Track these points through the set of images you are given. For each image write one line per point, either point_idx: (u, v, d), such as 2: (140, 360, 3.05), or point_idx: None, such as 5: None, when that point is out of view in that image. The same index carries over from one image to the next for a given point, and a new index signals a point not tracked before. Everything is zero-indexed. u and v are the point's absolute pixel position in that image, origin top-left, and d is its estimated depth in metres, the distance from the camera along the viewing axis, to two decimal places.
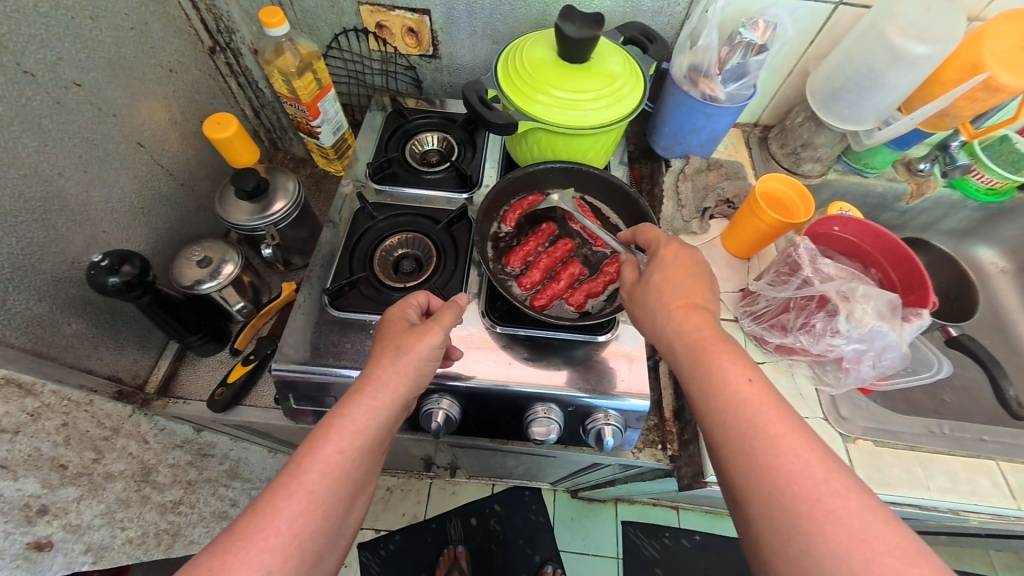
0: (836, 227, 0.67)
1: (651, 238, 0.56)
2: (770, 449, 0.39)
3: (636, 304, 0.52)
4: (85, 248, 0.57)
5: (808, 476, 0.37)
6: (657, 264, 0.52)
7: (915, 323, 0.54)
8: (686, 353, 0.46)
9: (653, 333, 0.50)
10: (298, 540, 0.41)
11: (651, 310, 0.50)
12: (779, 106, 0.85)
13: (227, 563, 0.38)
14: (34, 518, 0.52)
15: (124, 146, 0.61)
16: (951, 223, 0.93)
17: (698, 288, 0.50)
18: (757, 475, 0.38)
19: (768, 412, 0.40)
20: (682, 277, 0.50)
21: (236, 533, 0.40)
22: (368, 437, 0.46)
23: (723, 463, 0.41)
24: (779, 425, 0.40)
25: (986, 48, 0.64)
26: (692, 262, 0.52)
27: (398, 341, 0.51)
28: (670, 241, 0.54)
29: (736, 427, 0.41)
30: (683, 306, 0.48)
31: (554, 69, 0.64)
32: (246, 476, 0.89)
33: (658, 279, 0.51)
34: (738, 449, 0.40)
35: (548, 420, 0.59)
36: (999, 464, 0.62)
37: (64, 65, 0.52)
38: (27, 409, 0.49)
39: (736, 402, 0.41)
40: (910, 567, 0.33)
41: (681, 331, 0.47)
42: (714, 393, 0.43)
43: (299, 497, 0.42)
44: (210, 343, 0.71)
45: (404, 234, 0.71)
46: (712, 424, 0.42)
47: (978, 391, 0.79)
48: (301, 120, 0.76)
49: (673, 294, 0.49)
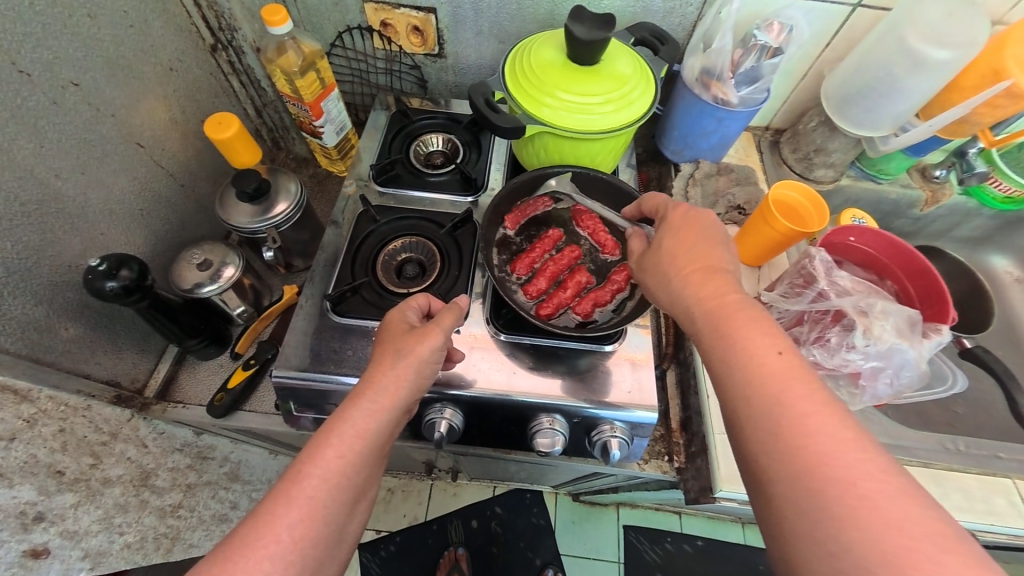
0: (852, 237, 0.65)
1: (658, 206, 0.56)
2: (796, 426, 0.36)
3: (652, 272, 0.51)
4: (82, 251, 0.56)
5: (837, 453, 0.35)
6: (673, 232, 0.51)
7: (934, 341, 0.54)
8: (706, 318, 0.45)
9: (668, 301, 0.48)
10: (299, 546, 0.39)
11: (667, 277, 0.49)
12: (791, 110, 0.83)
13: (227, 573, 0.37)
14: (31, 526, 0.51)
15: (123, 146, 0.60)
16: (965, 231, 0.91)
17: (716, 252, 0.48)
18: (781, 452, 0.36)
19: (797, 386, 0.38)
20: (699, 241, 0.49)
21: (236, 542, 0.39)
22: (369, 442, 0.45)
23: (744, 439, 0.39)
24: (806, 399, 0.37)
25: (1009, 53, 0.62)
26: (709, 226, 0.50)
27: (397, 345, 0.50)
28: (681, 205, 0.53)
29: (760, 401, 0.39)
30: (701, 271, 0.47)
31: (562, 71, 0.62)
32: (246, 478, 0.89)
33: (671, 245, 0.50)
34: (761, 426, 0.38)
35: (552, 431, 0.58)
36: (1015, 482, 0.60)
37: (61, 65, 0.51)
38: (23, 415, 0.48)
39: (760, 373, 0.40)
40: (948, 555, 0.30)
41: (699, 296, 0.46)
42: (735, 362, 0.41)
43: (299, 504, 0.41)
44: (210, 346, 0.70)
45: (408, 238, 0.69)
46: (734, 396, 0.40)
47: (992, 404, 0.77)
48: (304, 120, 0.75)
49: (690, 258, 0.48)
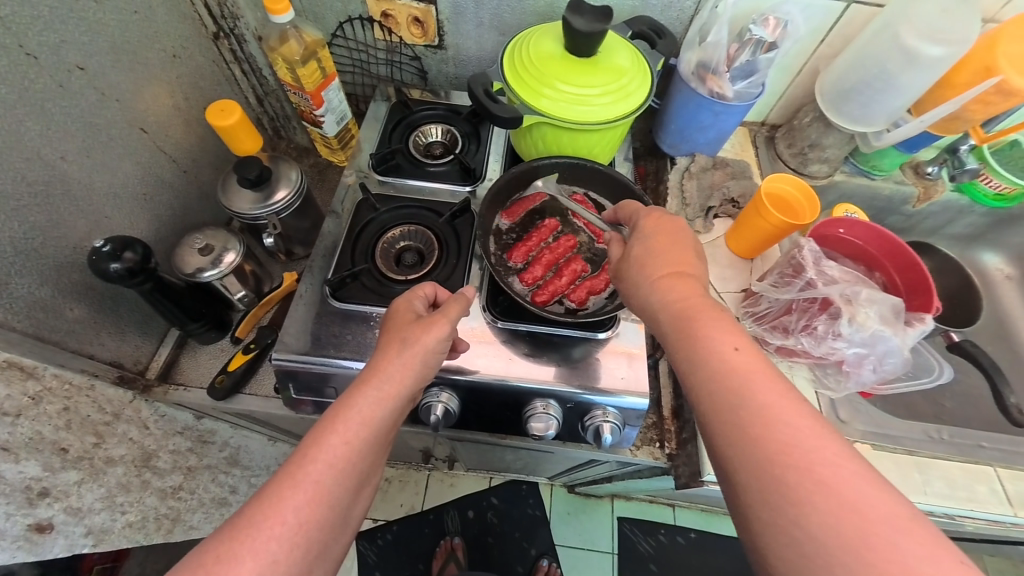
0: (843, 228, 0.66)
1: (630, 213, 0.57)
2: (761, 423, 0.37)
3: (621, 277, 0.51)
4: (87, 234, 0.57)
5: (800, 444, 0.35)
6: (641, 236, 0.51)
7: (918, 329, 0.55)
8: (672, 320, 0.45)
9: (638, 305, 0.49)
10: (305, 528, 0.41)
11: (635, 281, 0.49)
12: (787, 106, 0.84)
13: (235, 552, 0.38)
14: (36, 500, 0.52)
15: (127, 131, 0.61)
16: (958, 228, 0.92)
17: (681, 254, 0.49)
18: (749, 449, 0.36)
19: (757, 378, 0.39)
20: (666, 244, 0.50)
21: (243, 522, 0.40)
22: (374, 429, 0.46)
23: (713, 438, 0.39)
24: (767, 394, 0.38)
25: (1001, 51, 0.63)
26: (675, 229, 0.51)
27: (404, 334, 0.51)
28: (651, 213, 0.53)
29: (724, 399, 0.39)
30: (666, 274, 0.47)
31: (561, 63, 0.63)
32: (245, 463, 0.90)
33: (641, 250, 0.50)
34: (729, 424, 0.38)
35: (547, 415, 0.59)
36: (997, 470, 0.62)
37: (67, 49, 0.51)
38: (29, 392, 0.50)
39: (723, 371, 0.40)
40: (904, 536, 0.31)
41: (664, 298, 0.46)
42: (698, 359, 0.41)
43: (305, 487, 0.42)
44: (211, 331, 0.71)
45: (407, 227, 0.71)
46: (699, 396, 0.40)
47: (979, 398, 0.78)
48: (305, 109, 0.76)
49: (655, 262, 0.49)
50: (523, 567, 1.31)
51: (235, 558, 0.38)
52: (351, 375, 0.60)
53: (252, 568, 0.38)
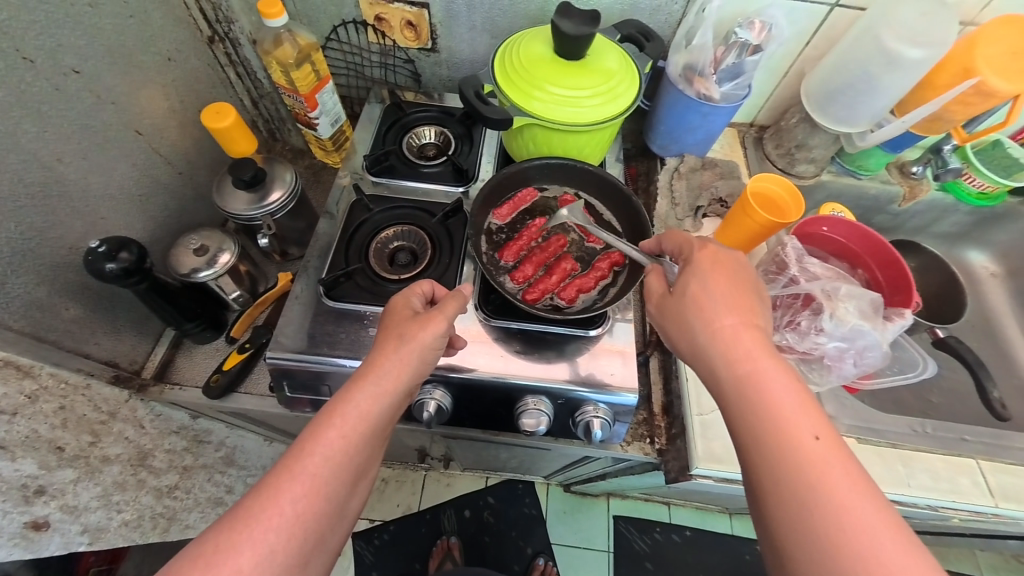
0: (826, 227, 0.68)
1: (679, 244, 0.55)
2: (835, 516, 0.37)
3: (674, 318, 0.51)
4: (83, 234, 0.58)
5: (876, 546, 0.36)
6: (696, 274, 0.50)
7: (897, 323, 0.57)
8: (729, 373, 0.45)
9: (693, 351, 0.49)
10: (302, 520, 0.42)
11: (692, 326, 0.49)
12: (775, 107, 0.86)
13: (233, 542, 0.39)
14: (33, 498, 0.53)
15: (122, 133, 0.62)
16: (944, 227, 0.94)
17: (748, 303, 0.48)
18: (816, 541, 0.37)
19: (823, 449, 0.40)
20: (731, 290, 0.49)
21: (241, 512, 0.41)
22: (371, 423, 0.47)
23: (772, 516, 0.40)
24: (843, 485, 0.38)
25: (979, 53, 0.65)
26: (738, 273, 0.50)
27: (401, 330, 0.52)
28: (706, 245, 0.52)
29: (792, 480, 0.40)
30: (732, 325, 0.47)
31: (550, 66, 0.65)
32: (241, 463, 0.91)
33: (697, 293, 0.49)
34: (796, 510, 0.39)
35: (538, 412, 0.60)
36: (980, 463, 0.63)
37: (63, 52, 0.52)
38: (25, 391, 0.50)
39: (797, 455, 0.40)
40: None
41: (727, 353, 0.46)
42: (768, 434, 0.42)
43: (302, 480, 0.43)
44: (207, 330, 0.72)
45: (400, 227, 0.72)
46: (764, 470, 0.41)
47: (964, 393, 0.80)
48: (300, 111, 0.77)
49: (718, 307, 0.48)
50: (519, 566, 1.32)
51: (233, 547, 0.39)
52: (345, 373, 0.61)
53: (250, 558, 0.39)
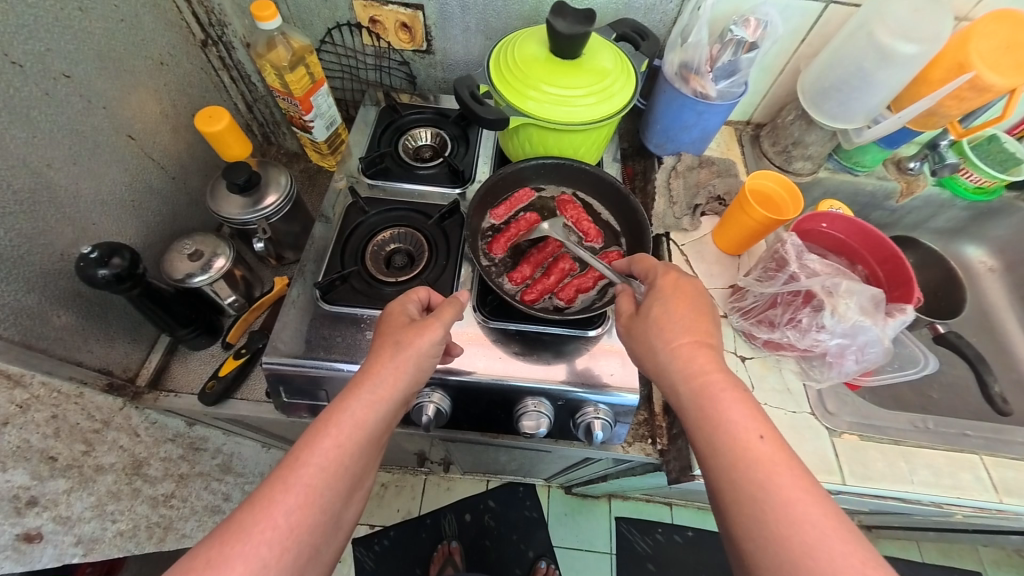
0: (824, 223, 0.69)
1: (647, 268, 0.55)
2: (784, 518, 0.38)
3: (636, 338, 0.51)
4: (74, 240, 0.57)
5: (826, 548, 0.37)
6: (658, 296, 0.51)
7: (898, 319, 0.57)
8: (689, 395, 0.46)
9: (654, 370, 0.49)
10: (296, 532, 0.41)
11: (653, 346, 0.49)
12: (771, 105, 0.86)
13: (225, 556, 0.38)
14: (25, 510, 0.51)
15: (114, 138, 0.61)
16: (940, 222, 0.94)
17: (702, 322, 0.49)
18: (773, 547, 0.38)
19: (779, 468, 0.40)
20: (686, 309, 0.49)
21: (233, 525, 0.40)
22: (366, 432, 0.47)
23: (734, 526, 0.40)
24: (792, 489, 0.39)
25: (972, 48, 0.65)
26: (694, 293, 0.51)
27: (397, 337, 0.51)
28: (668, 270, 0.52)
29: (749, 502, 0.40)
30: (689, 343, 0.47)
31: (545, 65, 0.64)
32: (239, 470, 0.90)
33: (658, 313, 0.50)
34: (754, 518, 0.39)
35: (538, 413, 0.60)
36: (983, 458, 0.63)
37: (53, 57, 0.52)
38: (16, 401, 0.49)
39: (751, 464, 0.41)
40: None
41: (685, 371, 0.46)
42: (724, 451, 0.42)
43: (296, 491, 0.42)
44: (202, 336, 0.71)
45: (397, 229, 0.71)
46: (722, 481, 0.42)
47: (964, 388, 0.80)
48: (294, 115, 0.76)
49: (676, 328, 0.48)
50: (521, 570, 1.31)
51: (226, 561, 0.38)
52: (342, 377, 0.60)
53: (241, 572, 0.38)
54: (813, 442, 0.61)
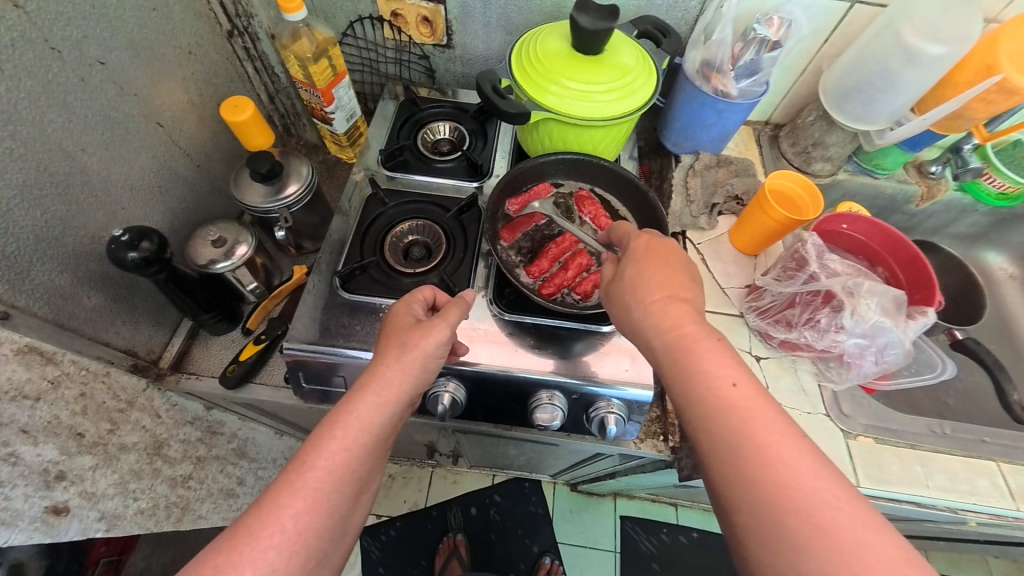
0: (845, 224, 0.68)
1: (623, 233, 0.56)
2: (760, 460, 0.38)
3: (615, 300, 0.51)
4: (105, 224, 0.58)
5: (801, 486, 0.37)
6: (631, 259, 0.51)
7: (920, 321, 0.57)
8: (665, 349, 0.46)
9: (631, 329, 0.49)
10: (304, 537, 0.42)
11: (629, 306, 0.49)
12: (790, 105, 0.85)
13: (234, 561, 0.39)
14: (54, 484, 0.53)
15: (144, 125, 0.62)
16: (961, 228, 0.93)
17: (676, 275, 0.49)
18: (748, 488, 0.38)
19: (755, 417, 0.40)
20: (660, 266, 0.49)
21: (243, 530, 0.41)
22: (373, 435, 0.48)
23: (713, 474, 0.41)
24: (770, 431, 0.39)
25: (1002, 49, 0.64)
26: (669, 251, 0.51)
27: (403, 338, 0.52)
28: (641, 234, 0.53)
29: (732, 450, 0.40)
30: (661, 298, 0.47)
31: (567, 61, 0.65)
32: (253, 455, 0.92)
33: (632, 273, 0.50)
34: (727, 461, 0.40)
35: (552, 406, 0.60)
36: (1000, 465, 0.62)
37: (89, 44, 0.53)
38: (48, 377, 0.51)
39: (722, 408, 0.41)
40: None
41: (659, 327, 0.46)
42: (700, 403, 0.42)
43: (303, 495, 0.43)
44: (222, 322, 0.72)
45: (415, 221, 0.72)
46: (698, 431, 0.42)
47: (981, 395, 0.79)
48: (316, 106, 0.77)
49: (650, 287, 0.48)
50: (525, 565, 1.32)
51: (234, 567, 0.39)
52: (359, 365, 0.61)
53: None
54: (827, 444, 0.61)
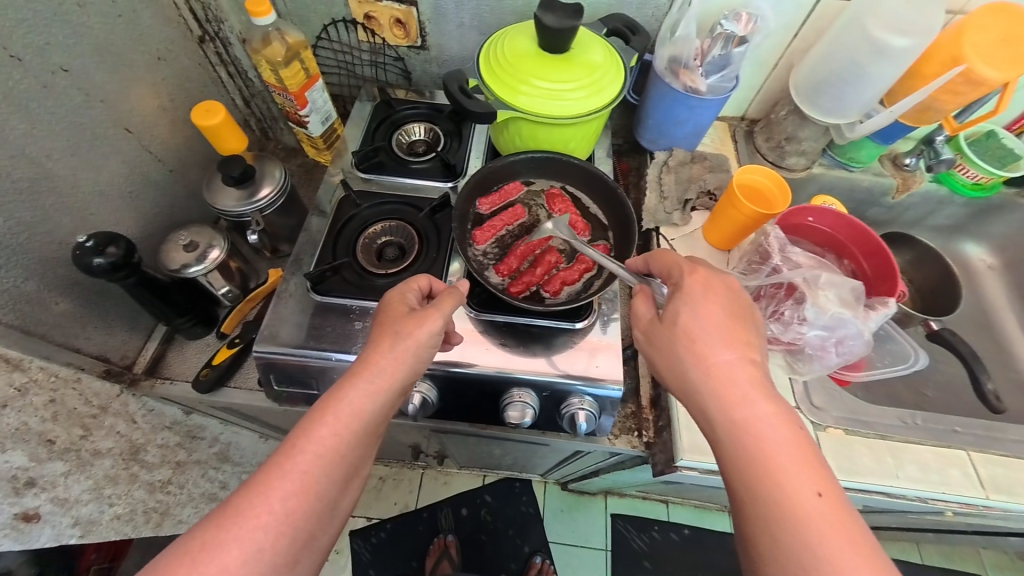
0: (811, 217, 0.69)
1: (666, 265, 0.54)
2: (819, 549, 0.38)
3: (661, 345, 0.50)
4: (73, 229, 0.59)
5: None
6: (688, 302, 0.49)
7: (880, 311, 0.59)
8: (726, 415, 0.45)
9: (682, 382, 0.48)
10: (292, 519, 0.42)
11: (683, 359, 0.48)
12: (765, 100, 0.86)
13: (220, 539, 0.39)
14: (23, 490, 0.53)
15: (112, 131, 0.63)
16: (939, 219, 0.93)
17: (743, 336, 0.48)
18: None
19: (819, 502, 0.40)
20: (728, 322, 0.48)
21: (229, 510, 0.41)
22: (364, 421, 0.47)
23: (763, 551, 0.41)
24: (829, 521, 0.39)
25: (966, 41, 0.65)
26: (734, 301, 0.49)
27: (396, 327, 0.51)
28: (696, 271, 0.50)
29: (791, 532, 0.40)
30: (727, 360, 0.46)
31: (535, 60, 0.65)
32: (236, 459, 0.92)
33: (686, 320, 0.48)
34: (783, 543, 0.40)
35: (522, 404, 0.60)
36: (971, 455, 0.62)
37: (51, 50, 0.53)
38: (15, 383, 0.51)
39: (785, 489, 0.41)
40: None
41: (721, 390, 0.46)
42: (762, 478, 0.42)
43: (293, 478, 0.43)
44: (197, 326, 0.72)
45: (388, 222, 0.72)
46: (755, 504, 0.42)
47: (959, 385, 0.79)
48: (290, 109, 0.78)
49: (713, 341, 0.47)
50: (516, 565, 1.32)
51: (220, 545, 0.39)
52: (331, 366, 0.61)
53: (236, 556, 0.39)
54: None
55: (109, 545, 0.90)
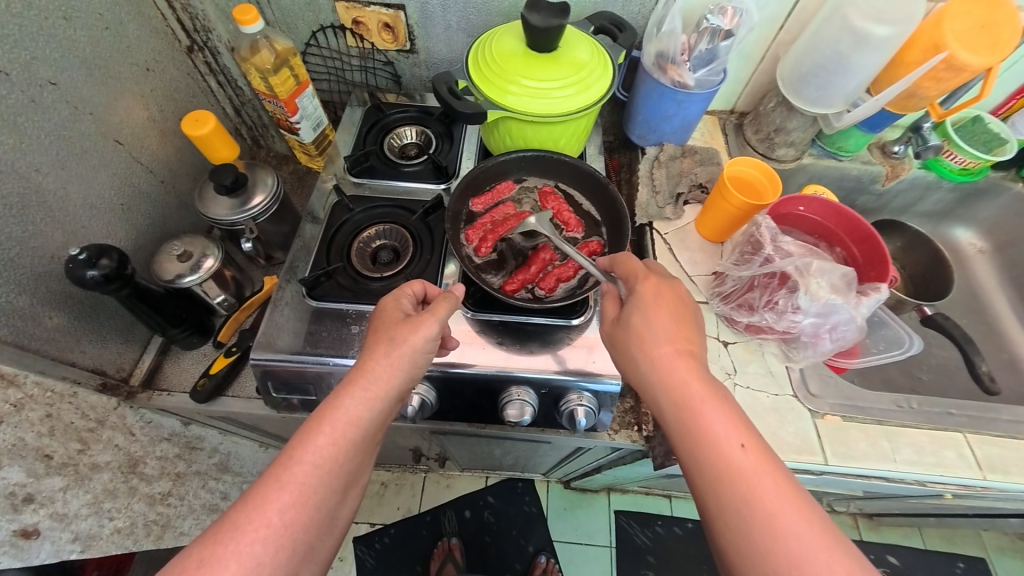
0: (802, 206, 0.69)
1: (629, 270, 0.54)
2: (765, 525, 0.39)
3: (619, 347, 0.52)
4: (64, 243, 0.58)
5: (810, 557, 0.37)
6: (638, 305, 0.51)
7: (872, 297, 0.58)
8: (671, 405, 0.46)
9: (636, 380, 0.50)
10: (291, 531, 0.42)
11: (634, 357, 0.50)
12: (753, 93, 0.86)
13: (219, 555, 0.39)
14: (21, 506, 0.52)
15: (101, 143, 0.62)
16: (928, 206, 0.94)
17: (684, 331, 0.49)
18: (756, 555, 0.38)
19: (764, 478, 0.41)
20: (670, 319, 0.50)
21: (227, 524, 0.41)
22: (361, 429, 0.47)
23: (721, 538, 0.41)
24: (777, 499, 0.40)
25: (946, 28, 0.65)
26: (676, 299, 0.51)
27: (391, 333, 0.51)
28: (648, 277, 0.53)
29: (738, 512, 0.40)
30: (669, 352, 0.48)
31: (522, 59, 0.65)
32: (236, 469, 0.91)
33: (636, 321, 0.50)
34: (732, 524, 0.40)
35: (521, 402, 0.61)
36: (967, 436, 0.63)
37: (38, 65, 0.53)
38: (10, 400, 0.51)
39: (729, 470, 0.42)
40: None
41: (665, 382, 0.47)
42: (707, 462, 0.43)
43: (290, 489, 0.43)
44: (193, 335, 0.72)
45: (382, 225, 0.72)
46: (706, 490, 0.42)
47: (953, 368, 0.80)
48: (280, 117, 0.78)
49: (657, 337, 0.49)
50: (521, 565, 1.31)
51: (220, 560, 0.39)
52: (329, 372, 0.61)
53: (235, 571, 0.39)
54: (796, 424, 0.61)
55: (111, 559, 0.90)
